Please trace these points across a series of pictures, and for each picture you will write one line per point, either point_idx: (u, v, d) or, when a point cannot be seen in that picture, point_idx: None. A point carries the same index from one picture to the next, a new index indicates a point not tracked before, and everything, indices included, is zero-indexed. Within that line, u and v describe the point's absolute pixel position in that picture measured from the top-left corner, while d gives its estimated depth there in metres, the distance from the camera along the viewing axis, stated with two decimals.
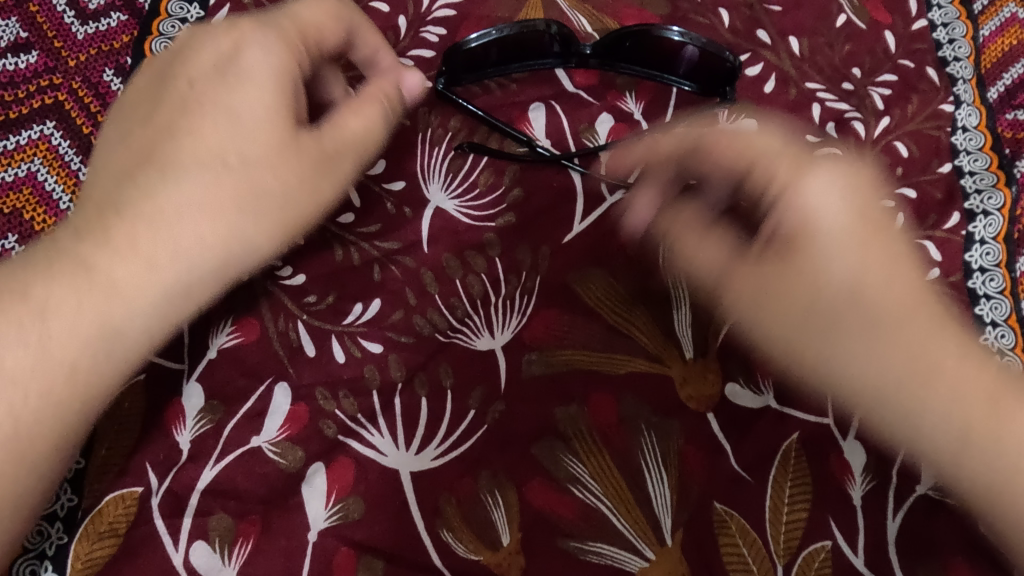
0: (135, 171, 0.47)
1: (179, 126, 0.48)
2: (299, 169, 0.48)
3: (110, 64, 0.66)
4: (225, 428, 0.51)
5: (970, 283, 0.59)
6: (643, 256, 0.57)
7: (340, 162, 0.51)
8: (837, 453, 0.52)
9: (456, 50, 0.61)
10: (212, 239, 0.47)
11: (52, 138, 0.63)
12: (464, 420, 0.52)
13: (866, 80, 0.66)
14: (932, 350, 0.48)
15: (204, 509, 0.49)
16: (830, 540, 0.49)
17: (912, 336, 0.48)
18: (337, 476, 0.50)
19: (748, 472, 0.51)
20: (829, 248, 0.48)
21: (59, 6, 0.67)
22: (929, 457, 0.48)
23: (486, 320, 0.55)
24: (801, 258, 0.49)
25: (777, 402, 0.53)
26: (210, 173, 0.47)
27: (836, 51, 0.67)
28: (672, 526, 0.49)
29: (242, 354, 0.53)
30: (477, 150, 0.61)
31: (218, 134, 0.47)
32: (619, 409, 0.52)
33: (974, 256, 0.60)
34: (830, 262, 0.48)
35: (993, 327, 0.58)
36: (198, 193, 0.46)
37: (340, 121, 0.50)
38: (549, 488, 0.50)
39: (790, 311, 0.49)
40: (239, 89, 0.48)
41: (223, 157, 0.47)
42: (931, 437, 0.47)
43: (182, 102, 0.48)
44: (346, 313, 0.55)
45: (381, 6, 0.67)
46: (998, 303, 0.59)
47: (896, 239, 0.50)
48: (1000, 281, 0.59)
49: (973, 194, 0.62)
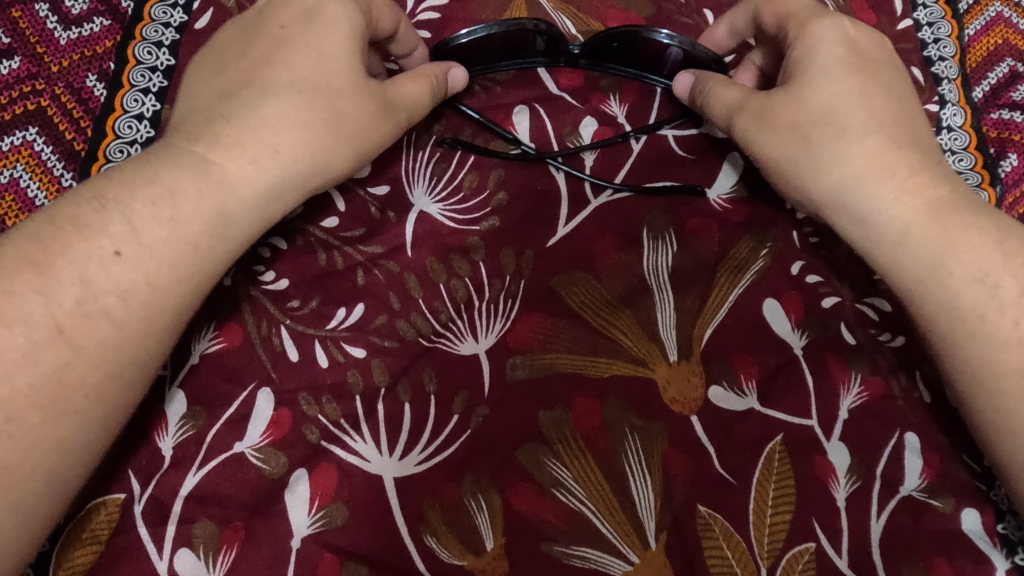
0: (237, 92, 0.50)
1: (271, 57, 0.51)
2: (372, 108, 0.52)
3: (93, 68, 0.66)
4: (207, 434, 0.51)
5: None
6: (627, 259, 0.57)
7: (394, 112, 0.54)
8: (821, 454, 0.51)
9: (444, 46, 0.60)
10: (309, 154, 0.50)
11: (35, 144, 0.64)
12: (448, 425, 0.52)
13: None
14: (887, 163, 0.50)
15: (187, 516, 0.49)
16: (815, 542, 0.49)
17: (876, 166, 0.50)
18: (319, 483, 0.50)
19: (732, 475, 0.51)
20: (821, 74, 0.51)
21: (42, 12, 0.67)
22: (897, 267, 0.49)
23: (470, 324, 0.55)
24: (800, 82, 0.52)
25: (760, 404, 0.53)
26: (302, 95, 0.50)
27: None
28: (655, 529, 0.49)
29: (225, 360, 0.54)
30: (461, 148, 0.61)
31: (298, 56, 0.51)
32: (603, 412, 0.52)
33: None
34: (822, 84, 0.51)
35: None
36: (290, 109, 0.50)
37: (399, 80, 0.55)
38: (532, 492, 0.50)
39: (779, 130, 0.52)
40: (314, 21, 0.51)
41: (282, 78, 0.50)
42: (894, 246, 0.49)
43: (264, 36, 0.52)
44: (330, 318, 0.55)
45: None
46: None
47: (902, 102, 0.52)
48: None
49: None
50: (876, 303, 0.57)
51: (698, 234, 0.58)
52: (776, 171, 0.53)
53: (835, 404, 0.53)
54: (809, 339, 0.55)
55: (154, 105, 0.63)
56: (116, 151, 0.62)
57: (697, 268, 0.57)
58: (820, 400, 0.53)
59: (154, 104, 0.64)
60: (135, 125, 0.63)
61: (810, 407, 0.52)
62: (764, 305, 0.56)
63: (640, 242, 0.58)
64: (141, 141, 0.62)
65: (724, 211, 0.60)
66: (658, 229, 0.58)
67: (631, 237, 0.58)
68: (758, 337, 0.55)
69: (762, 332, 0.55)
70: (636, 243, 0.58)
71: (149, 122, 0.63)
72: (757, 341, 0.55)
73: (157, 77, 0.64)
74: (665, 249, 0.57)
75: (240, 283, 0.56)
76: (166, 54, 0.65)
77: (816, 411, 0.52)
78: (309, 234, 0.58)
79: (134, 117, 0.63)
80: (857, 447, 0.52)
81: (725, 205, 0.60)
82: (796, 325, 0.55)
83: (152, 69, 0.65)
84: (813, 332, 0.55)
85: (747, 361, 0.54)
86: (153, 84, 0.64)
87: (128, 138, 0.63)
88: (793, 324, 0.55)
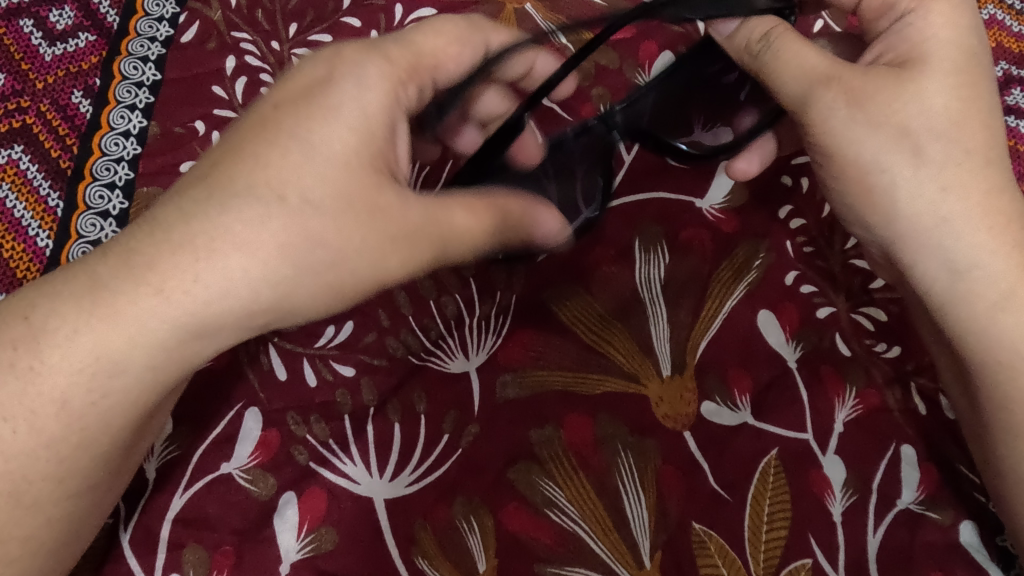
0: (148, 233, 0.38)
1: (245, 149, 0.38)
2: (372, 263, 0.40)
3: (78, 85, 0.65)
4: (194, 454, 0.51)
5: None
6: (619, 272, 0.56)
7: (422, 245, 0.41)
8: (817, 468, 0.51)
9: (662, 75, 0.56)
10: (251, 300, 0.38)
11: (20, 162, 0.63)
12: (438, 445, 0.51)
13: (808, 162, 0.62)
14: (961, 174, 0.44)
15: (175, 542, 0.48)
16: (811, 558, 0.48)
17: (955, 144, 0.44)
18: (308, 506, 0.50)
19: (727, 491, 0.50)
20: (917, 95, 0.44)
21: (26, 28, 0.67)
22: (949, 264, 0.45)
23: (461, 341, 0.55)
24: (910, 78, 0.44)
25: (753, 418, 0.52)
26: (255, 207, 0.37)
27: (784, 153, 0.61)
28: (650, 547, 0.48)
29: (214, 381, 0.53)
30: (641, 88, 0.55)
31: (293, 202, 0.38)
32: (595, 429, 0.51)
33: None
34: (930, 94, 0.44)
35: None
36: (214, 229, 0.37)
37: (450, 205, 0.42)
38: (525, 512, 0.49)
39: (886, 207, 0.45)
40: (325, 161, 0.38)
41: (255, 225, 0.37)
42: (942, 242, 0.45)
43: (297, 99, 0.39)
44: (319, 335, 0.55)
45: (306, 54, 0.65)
46: None
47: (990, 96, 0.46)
48: None
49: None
50: (872, 312, 0.57)
51: (690, 247, 0.58)
52: (844, 152, 0.45)
53: (830, 417, 0.52)
54: (803, 351, 0.54)
55: (140, 121, 0.63)
56: (103, 168, 0.62)
57: (689, 281, 0.56)
58: (815, 412, 0.52)
59: (140, 120, 0.63)
60: (121, 142, 0.62)
61: (805, 420, 0.52)
62: (759, 317, 0.55)
63: (632, 255, 0.57)
64: (142, 105, 0.63)
65: (718, 220, 0.59)
66: (650, 241, 0.58)
67: (623, 249, 0.57)
68: (752, 349, 0.54)
69: (756, 344, 0.54)
70: (628, 256, 0.57)
71: (135, 139, 0.62)
72: (751, 354, 0.54)
73: (143, 92, 0.64)
74: (657, 262, 0.57)
75: None
76: (151, 69, 0.65)
77: (810, 424, 0.52)
78: None
79: (120, 134, 0.63)
80: (853, 460, 0.51)
81: (719, 214, 0.59)
82: (789, 337, 0.55)
83: (138, 84, 0.64)
84: (808, 344, 0.54)
85: (740, 375, 0.53)
86: (140, 101, 0.64)
87: (114, 156, 0.62)
88: (788, 335, 0.55)
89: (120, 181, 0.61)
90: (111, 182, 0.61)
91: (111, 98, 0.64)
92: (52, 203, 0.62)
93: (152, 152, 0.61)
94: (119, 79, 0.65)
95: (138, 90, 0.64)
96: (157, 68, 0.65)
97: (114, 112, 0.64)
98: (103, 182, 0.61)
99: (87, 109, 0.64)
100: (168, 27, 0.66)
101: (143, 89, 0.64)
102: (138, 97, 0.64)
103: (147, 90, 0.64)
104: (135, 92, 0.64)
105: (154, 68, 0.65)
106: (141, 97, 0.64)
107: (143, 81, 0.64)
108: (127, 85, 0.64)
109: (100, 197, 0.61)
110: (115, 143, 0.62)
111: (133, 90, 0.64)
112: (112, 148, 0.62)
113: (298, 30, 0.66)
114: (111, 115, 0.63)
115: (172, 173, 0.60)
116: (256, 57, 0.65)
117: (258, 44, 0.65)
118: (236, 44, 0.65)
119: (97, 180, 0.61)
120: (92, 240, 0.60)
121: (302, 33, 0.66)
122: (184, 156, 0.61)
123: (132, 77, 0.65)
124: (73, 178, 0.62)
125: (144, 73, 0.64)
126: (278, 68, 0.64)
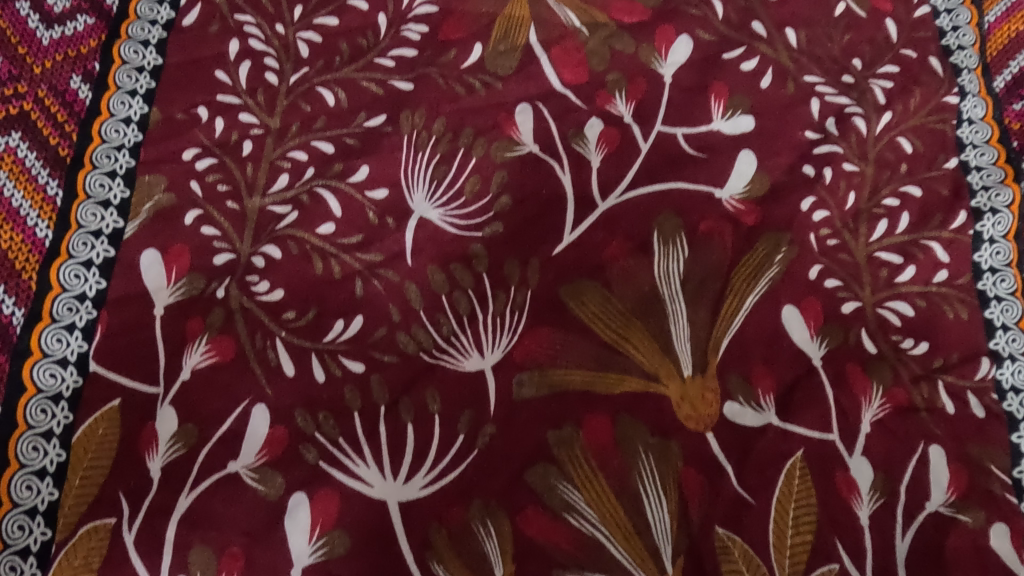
0: None
1: None
2: None
3: (77, 70, 0.61)
4: (199, 453, 0.50)
5: (977, 226, 0.56)
6: (638, 265, 0.55)
7: None
8: (843, 470, 0.49)
9: None
10: None
11: (19, 150, 0.57)
12: (454, 445, 0.50)
13: (819, 156, 0.59)
14: None
15: (181, 543, 0.47)
16: (838, 563, 0.47)
17: None
18: (320, 509, 0.48)
19: (750, 494, 0.49)
20: None
21: (22, 10, 0.62)
22: None
23: (474, 338, 0.53)
24: None
25: (778, 419, 0.51)
26: None
27: (793, 143, 0.60)
28: (672, 553, 0.47)
29: (217, 375, 0.52)
30: None
31: None
32: (614, 429, 0.50)
33: (984, 225, 0.56)
34: None
35: (997, 302, 0.54)
36: None
37: None
38: (543, 517, 0.48)
39: None
40: None
41: None
42: None
43: None
44: (327, 330, 0.53)
45: (312, 39, 0.63)
46: (1004, 276, 0.55)
47: None
48: (1007, 254, 0.55)
49: (1010, 392, 0.52)
50: (899, 307, 0.54)
51: (710, 238, 0.56)
52: None
53: (856, 417, 0.51)
54: (828, 349, 0.53)
55: (141, 108, 0.60)
56: (103, 156, 0.58)
57: (709, 275, 0.55)
58: (840, 413, 0.51)
59: (148, 81, 0.61)
60: (121, 129, 0.59)
61: (831, 421, 0.51)
62: (783, 313, 0.54)
63: (651, 248, 0.56)
64: (149, 67, 0.62)
65: (737, 212, 0.57)
66: (669, 233, 0.56)
67: (641, 241, 0.56)
68: (776, 349, 0.53)
69: (780, 342, 0.53)
70: (647, 249, 0.56)
71: (137, 126, 0.59)
72: (776, 353, 0.53)
73: (150, 52, 0.62)
74: (676, 255, 0.56)
75: (232, 293, 0.54)
76: (158, 30, 0.63)
77: (837, 424, 0.51)
78: (304, 242, 0.56)
79: (120, 121, 0.59)
80: (881, 461, 0.50)
81: (738, 205, 0.58)
82: (814, 333, 0.53)
83: (143, 44, 0.62)
84: (833, 340, 0.53)
85: (764, 374, 0.52)
86: (141, 86, 0.61)
87: (114, 143, 0.58)
88: (812, 332, 0.53)
89: (129, 143, 0.58)
90: (120, 144, 0.58)
91: (116, 58, 0.62)
92: (50, 191, 0.56)
93: (151, 162, 0.58)
94: (119, 63, 0.62)
95: (144, 50, 0.62)
96: (165, 30, 0.63)
97: (114, 97, 0.60)
98: (104, 170, 0.57)
99: (85, 94, 0.60)
100: (170, 9, 0.64)
101: (144, 73, 0.61)
102: (146, 59, 0.62)
103: (153, 51, 0.62)
104: (142, 53, 0.62)
105: (155, 51, 0.62)
106: (143, 82, 0.61)
107: (144, 66, 0.62)
108: (133, 45, 0.62)
109: (102, 185, 0.57)
110: (122, 103, 0.60)
111: (140, 51, 0.62)
112: (112, 135, 0.58)
113: (303, 13, 0.64)
114: (118, 76, 0.61)
115: (175, 161, 0.58)
116: (259, 41, 0.63)
117: (262, 27, 0.64)
118: (240, 27, 0.64)
119: (107, 142, 0.58)
120: (68, 322, 0.52)
121: (308, 16, 0.64)
122: (187, 143, 0.59)
123: (133, 61, 0.62)
124: (70, 167, 0.57)
125: (144, 58, 0.62)
126: (283, 52, 0.63)
